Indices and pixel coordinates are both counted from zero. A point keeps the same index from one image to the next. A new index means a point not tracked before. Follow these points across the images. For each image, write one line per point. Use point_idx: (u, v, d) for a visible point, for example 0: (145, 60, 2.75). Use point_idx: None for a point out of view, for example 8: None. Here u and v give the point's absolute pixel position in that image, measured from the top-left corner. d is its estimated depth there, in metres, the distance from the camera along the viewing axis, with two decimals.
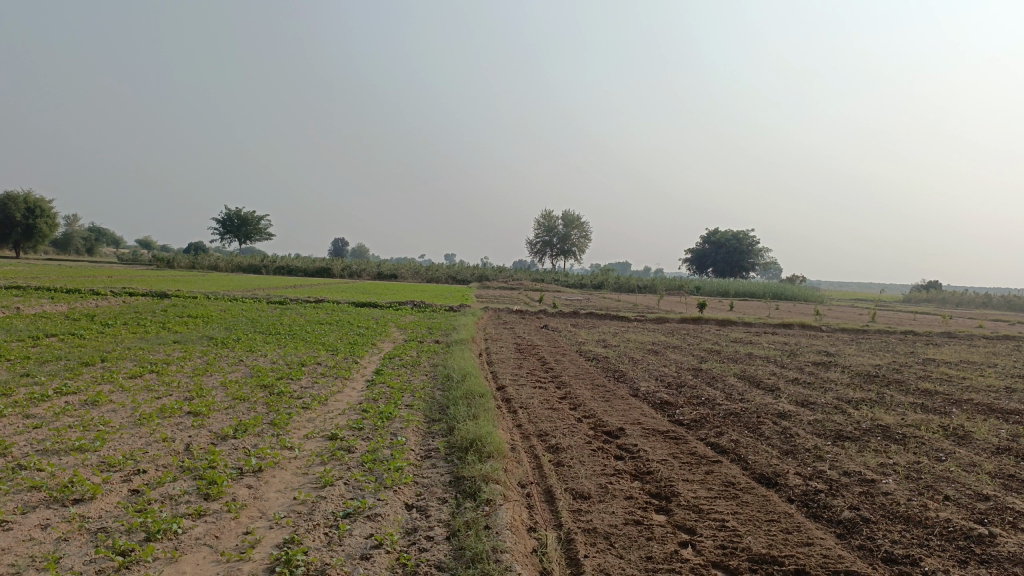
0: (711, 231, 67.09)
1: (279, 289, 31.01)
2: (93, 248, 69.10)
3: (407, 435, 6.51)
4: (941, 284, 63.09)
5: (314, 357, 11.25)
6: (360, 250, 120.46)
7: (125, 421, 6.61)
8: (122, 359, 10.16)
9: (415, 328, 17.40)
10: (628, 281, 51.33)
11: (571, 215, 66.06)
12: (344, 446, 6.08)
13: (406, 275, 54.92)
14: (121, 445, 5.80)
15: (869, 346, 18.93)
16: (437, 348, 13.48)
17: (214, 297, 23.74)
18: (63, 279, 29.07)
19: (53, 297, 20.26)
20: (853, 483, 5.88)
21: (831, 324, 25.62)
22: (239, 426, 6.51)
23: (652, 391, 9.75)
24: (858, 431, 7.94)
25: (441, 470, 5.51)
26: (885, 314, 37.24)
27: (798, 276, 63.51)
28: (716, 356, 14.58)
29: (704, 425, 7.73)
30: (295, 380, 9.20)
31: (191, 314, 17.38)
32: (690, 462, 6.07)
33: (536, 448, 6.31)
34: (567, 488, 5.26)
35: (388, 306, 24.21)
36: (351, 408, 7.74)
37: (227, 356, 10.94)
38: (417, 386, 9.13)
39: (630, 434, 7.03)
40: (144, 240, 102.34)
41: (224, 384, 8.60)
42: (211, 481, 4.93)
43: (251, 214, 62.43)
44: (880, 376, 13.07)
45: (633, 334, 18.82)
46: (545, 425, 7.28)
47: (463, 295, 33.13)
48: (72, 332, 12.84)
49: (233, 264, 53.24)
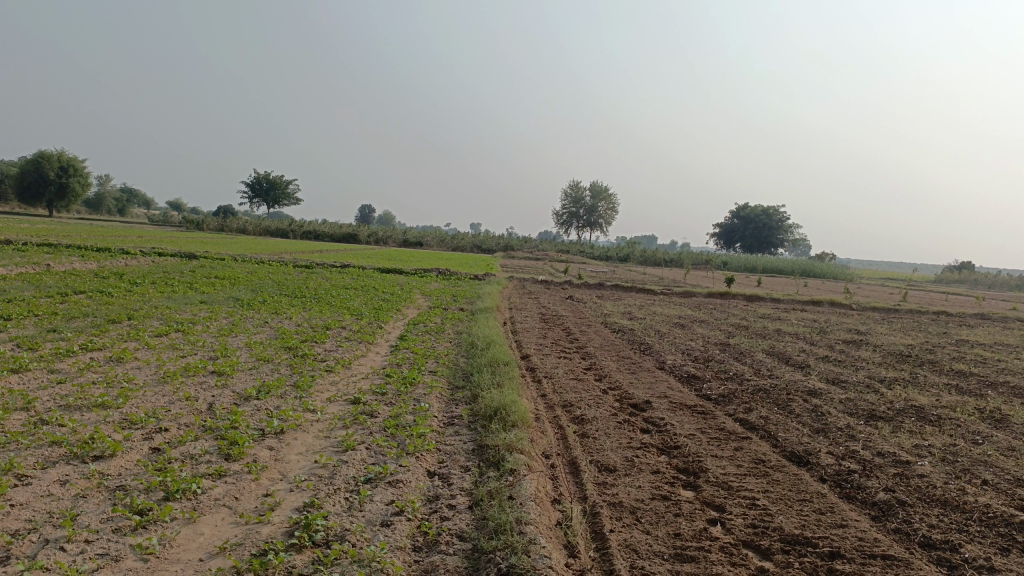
0: (740, 205, 66.11)
1: (305, 253, 31.11)
2: (125, 208, 69.98)
3: (430, 401, 6.42)
4: (974, 265, 61.82)
5: (339, 320, 11.21)
6: (387, 217, 120.85)
7: (149, 378, 6.60)
8: (148, 318, 10.18)
9: (440, 295, 17.31)
10: (655, 254, 50.90)
11: (599, 188, 65.15)
12: (367, 411, 6.00)
13: (432, 243, 54.95)
14: (144, 402, 5.77)
15: (901, 325, 18.57)
16: (462, 315, 13.38)
17: (240, 260, 23.84)
18: (93, 238, 29.39)
19: (83, 255, 20.46)
20: (888, 464, 5.70)
21: (862, 303, 25.15)
22: (262, 387, 6.47)
23: (679, 365, 9.59)
24: (891, 411, 7.74)
25: (463, 438, 5.41)
26: (917, 294, 36.53)
27: (827, 253, 62.56)
28: (744, 332, 14.34)
29: (732, 400, 7.56)
30: (319, 343, 9.15)
31: (218, 275, 17.45)
32: (718, 438, 5.91)
33: (560, 419, 6.19)
34: (593, 460, 5.13)
35: (413, 272, 24.16)
36: (374, 373, 7.69)
37: (252, 318, 10.93)
38: (440, 353, 9.05)
39: (656, 407, 6.90)
40: (174, 202, 103.23)
41: (248, 345, 8.57)
42: (232, 441, 4.87)
43: (278, 178, 62.60)
44: (913, 355, 12.79)
45: (659, 307, 18.62)
46: (570, 395, 7.16)
47: (487, 264, 33.03)
48: (99, 289, 12.93)
49: (261, 228, 53.54)
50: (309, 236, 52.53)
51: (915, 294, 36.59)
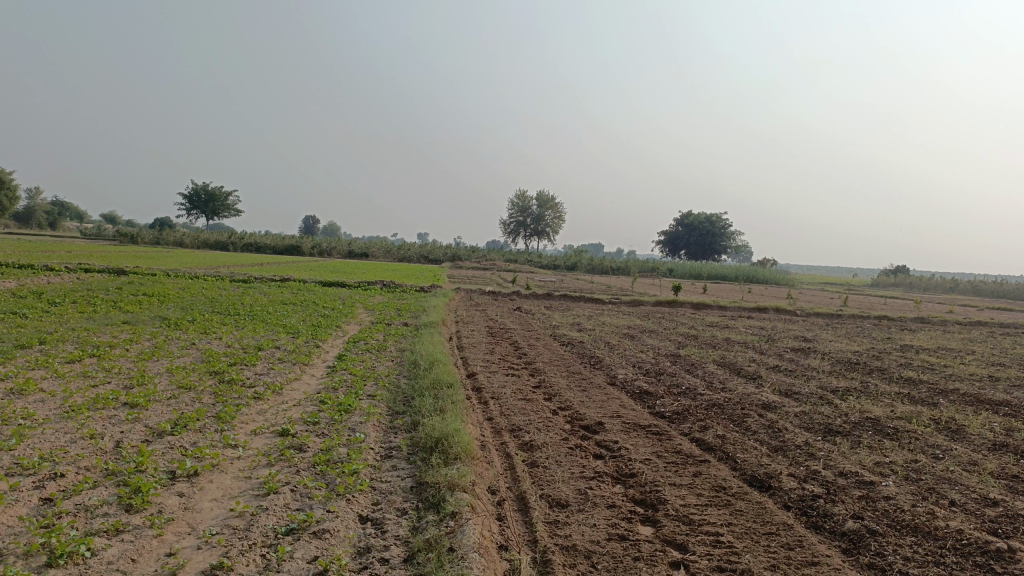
0: (684, 213, 66.87)
1: (244, 267, 30.06)
2: (56, 222, 67.33)
3: (366, 431, 5.91)
4: (908, 269, 63.66)
5: (273, 340, 10.57)
6: (331, 228, 119.15)
7: (51, 414, 5.91)
8: (62, 342, 9.39)
9: (383, 309, 16.73)
10: (601, 262, 51.07)
11: (548, 197, 65.03)
12: (296, 444, 5.46)
13: (377, 254, 54.06)
14: (40, 443, 5.11)
15: (845, 331, 18.73)
16: (406, 331, 12.84)
17: (173, 275, 22.77)
18: (17, 253, 27.90)
19: (1, 273, 19.23)
20: (851, 486, 5.43)
21: (805, 308, 25.42)
22: (178, 420, 5.87)
23: (630, 380, 9.24)
24: (848, 425, 7.50)
25: (401, 474, 4.93)
26: (857, 299, 37.25)
27: (769, 259, 63.68)
28: (693, 342, 14.12)
29: (687, 419, 7.23)
30: (249, 366, 8.53)
31: (146, 292, 16.51)
32: (675, 463, 5.54)
33: (507, 446, 5.75)
34: (543, 494, 4.70)
35: (356, 286, 23.49)
36: (307, 399, 7.12)
37: (178, 339, 10.21)
38: (381, 374, 8.51)
39: (609, 429, 6.50)
40: (107, 215, 99.87)
41: (169, 371, 7.90)
42: (135, 490, 4.30)
43: (218, 189, 60.85)
44: (862, 362, 12.75)
45: (608, 317, 18.40)
46: (518, 418, 6.73)
47: (434, 275, 32.53)
48: (13, 311, 11.99)
49: (199, 241, 51.85)
50: (251, 249, 51.17)
51: (855, 299, 37.31)
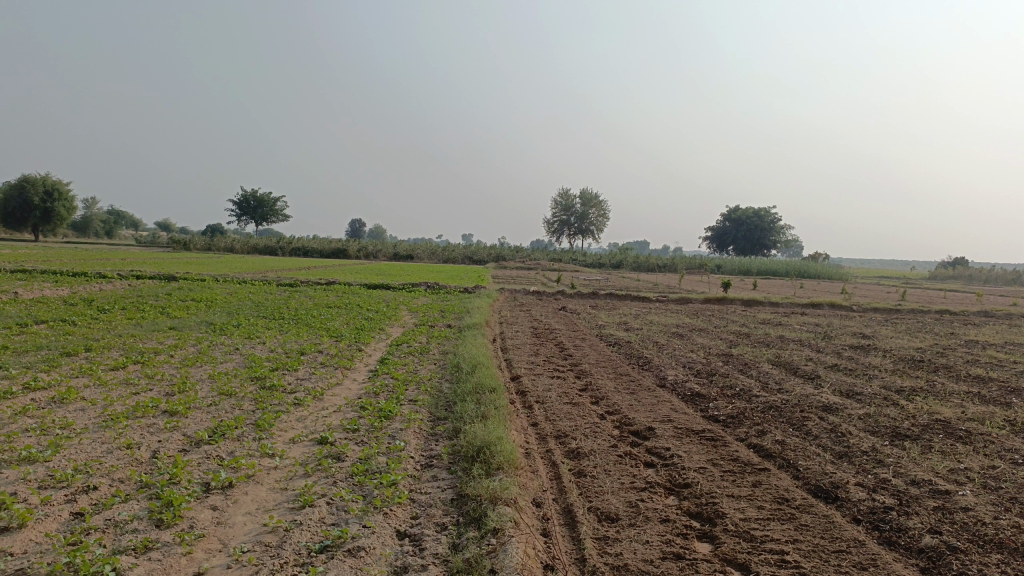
0: (732, 208, 65.70)
1: (292, 271, 30.33)
2: (112, 231, 69.29)
3: (406, 438, 5.70)
4: (967, 261, 61.50)
5: (315, 344, 10.47)
6: (377, 231, 120.32)
7: (89, 423, 5.84)
8: (108, 349, 9.41)
9: (427, 311, 16.58)
10: (647, 260, 50.37)
11: (592, 195, 64.44)
12: (333, 453, 5.28)
13: (422, 256, 54.20)
14: (76, 454, 5.02)
15: (905, 327, 17.99)
16: (449, 333, 12.65)
17: (222, 280, 23.03)
18: (73, 262, 28.57)
19: (56, 281, 19.61)
20: (924, 496, 5.04)
21: (861, 304, 24.57)
22: (216, 428, 5.74)
23: (681, 381, 8.88)
24: (916, 428, 7.05)
25: (442, 485, 4.71)
26: (914, 293, 35.98)
27: (820, 253, 62.05)
28: (746, 340, 13.62)
29: (743, 422, 6.86)
30: (290, 372, 8.40)
31: (194, 298, 16.67)
32: (732, 472, 5.20)
33: (554, 454, 5.49)
34: (592, 507, 4.43)
35: (401, 287, 23.45)
36: (347, 405, 6.95)
37: (221, 345, 10.18)
38: (423, 378, 8.31)
39: (660, 435, 6.18)
40: (162, 223, 102.49)
41: (210, 377, 7.83)
42: (167, 503, 4.15)
43: (266, 195, 61.80)
44: (925, 360, 12.13)
45: (656, 316, 17.97)
46: (564, 424, 6.45)
47: (478, 276, 32.34)
48: (63, 318, 12.12)
49: (248, 246, 52.68)
50: (298, 253, 51.84)
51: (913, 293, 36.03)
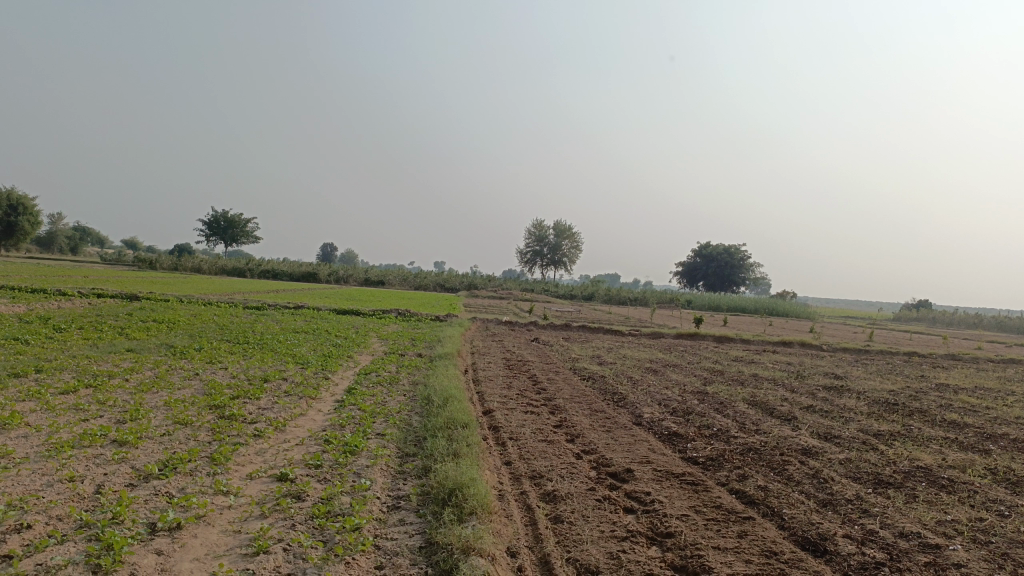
0: (703, 244, 66.28)
1: (259, 293, 29.78)
2: (77, 247, 67.90)
3: (373, 477, 5.37)
4: (931, 303, 62.55)
5: (280, 371, 10.08)
6: (349, 256, 119.50)
7: (30, 452, 5.42)
8: (59, 370, 8.93)
9: (397, 339, 16.19)
10: (619, 293, 50.44)
11: (565, 227, 64.78)
12: (293, 492, 4.94)
13: (393, 282, 53.68)
14: (11, 487, 4.62)
15: (875, 368, 17.98)
16: (420, 362, 12.31)
17: (186, 301, 22.42)
18: (34, 277, 27.74)
19: (12, 297, 18.93)
20: (914, 550, 4.82)
21: (832, 343, 24.62)
22: (168, 461, 5.37)
23: (657, 420, 8.64)
24: (898, 476, 6.86)
25: (409, 530, 4.40)
26: (883, 334, 36.26)
27: (789, 292, 62.70)
28: (720, 378, 13.41)
29: (723, 466, 6.62)
30: (252, 400, 8.01)
31: (156, 318, 16.13)
32: (716, 520, 4.95)
33: (529, 497, 5.20)
34: (570, 558, 4.14)
35: (371, 313, 23.04)
36: (311, 438, 6.59)
37: (181, 369, 9.73)
38: (391, 410, 7.97)
39: (639, 477, 5.91)
40: (129, 242, 100.80)
41: (166, 405, 7.41)
42: (107, 546, 3.78)
43: (237, 216, 61.04)
44: (900, 403, 12.03)
45: (629, 350, 17.78)
46: (540, 463, 6.16)
47: (449, 304, 31.86)
48: (15, 337, 11.56)
49: (217, 267, 51.87)
50: (267, 276, 51.14)
51: (881, 334, 36.29)
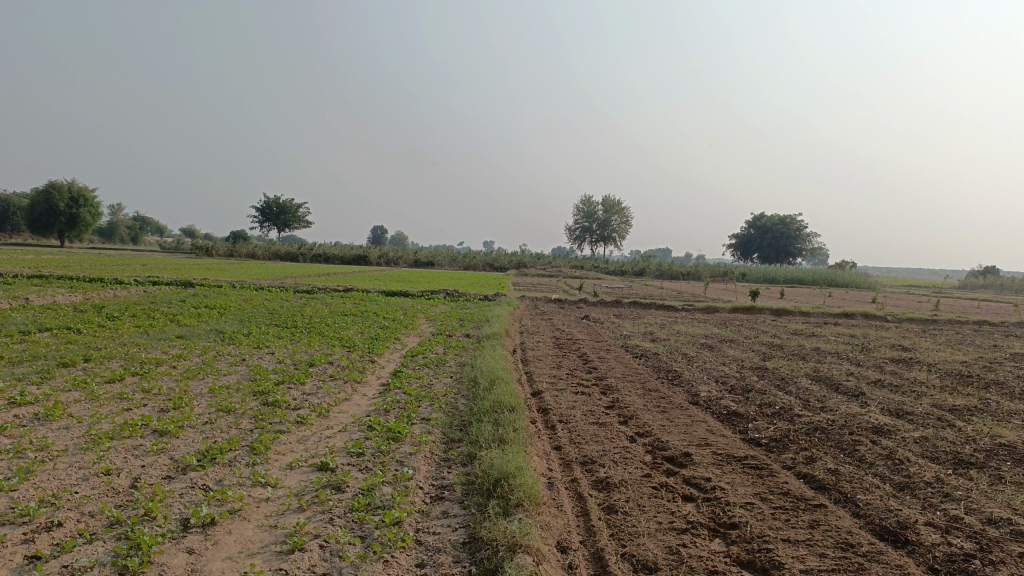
0: (757, 216, 64.75)
1: (311, 277, 29.99)
2: (137, 236, 69.81)
3: (415, 465, 5.12)
4: (998, 270, 60.08)
5: (326, 355, 9.95)
6: (398, 238, 120.40)
7: (70, 444, 5.32)
8: (108, 359, 8.92)
9: (445, 320, 15.99)
10: (671, 267, 49.61)
11: (614, 202, 63.93)
12: (333, 483, 4.72)
13: (443, 262, 53.71)
14: (47, 481, 4.50)
15: (944, 338, 17.15)
16: (467, 343, 12.08)
17: (238, 287, 22.65)
18: (95, 267, 28.44)
19: (71, 287, 19.32)
20: (1006, 539, 4.36)
21: (896, 314, 23.65)
22: (207, 452, 5.21)
23: (715, 398, 8.22)
24: (980, 454, 6.35)
25: (452, 524, 4.14)
26: (948, 303, 34.84)
27: (847, 261, 60.90)
28: (779, 353, 12.85)
29: (788, 448, 6.20)
30: (296, 386, 7.87)
31: (206, 304, 16.24)
32: (783, 509, 4.57)
33: (580, 485, 4.89)
34: (626, 553, 3.83)
35: (420, 295, 22.95)
36: (353, 424, 6.38)
37: (228, 355, 9.65)
38: (437, 393, 7.74)
39: (699, 462, 5.55)
40: (188, 230, 103.38)
41: (210, 392, 7.30)
42: (136, 545, 3.61)
43: (288, 201, 61.85)
44: (974, 375, 11.34)
45: (682, 325, 17.29)
46: (592, 448, 5.83)
47: (498, 284, 31.60)
48: (69, 326, 11.69)
49: (271, 252, 52.67)
50: (319, 260, 51.74)
51: (947, 303, 34.85)
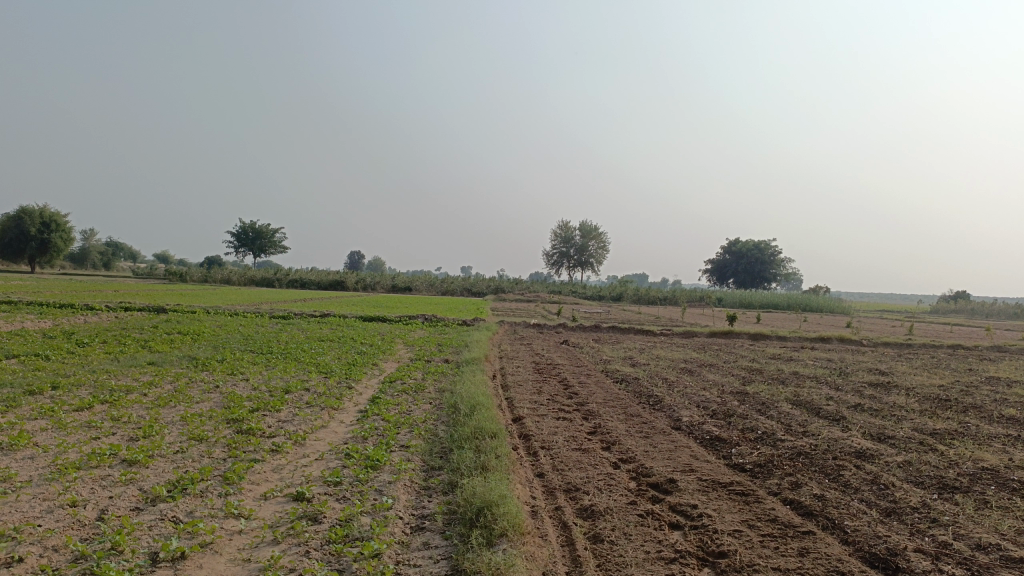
0: (732, 241, 65.37)
1: (287, 302, 29.65)
2: (110, 262, 68.85)
3: (395, 494, 4.97)
4: (968, 295, 61.01)
5: (303, 381, 9.74)
6: (376, 263, 119.96)
7: (34, 475, 5.10)
8: (77, 387, 8.66)
9: (423, 345, 15.82)
10: (648, 292, 49.80)
11: (591, 228, 64.26)
12: (309, 513, 4.56)
13: (420, 287, 53.48)
14: (8, 514, 4.30)
15: (920, 362, 17.25)
16: (446, 369, 11.92)
17: (213, 312, 22.30)
18: (66, 293, 27.93)
19: (40, 312, 18.90)
20: (997, 565, 4.30)
21: (871, 338, 23.83)
22: (178, 482, 5.02)
23: (697, 423, 8.14)
24: (964, 479, 6.32)
25: (433, 555, 4.00)
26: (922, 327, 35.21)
27: (821, 286, 61.53)
28: (759, 377, 12.83)
29: (773, 473, 6.13)
30: (272, 413, 7.68)
31: (180, 330, 15.94)
32: (772, 537, 4.48)
33: (564, 514, 4.77)
34: None
35: (398, 320, 22.73)
36: (331, 452, 6.21)
37: (201, 382, 9.42)
38: (416, 420, 7.58)
39: (684, 488, 5.46)
40: (162, 255, 102.25)
41: (182, 419, 7.09)
42: None
43: (265, 227, 61.42)
44: (953, 399, 11.37)
45: (662, 350, 17.25)
46: (575, 475, 5.72)
47: (476, 309, 31.47)
48: (36, 353, 11.38)
49: (246, 278, 52.15)
50: (296, 285, 51.30)
51: (920, 328, 35.23)
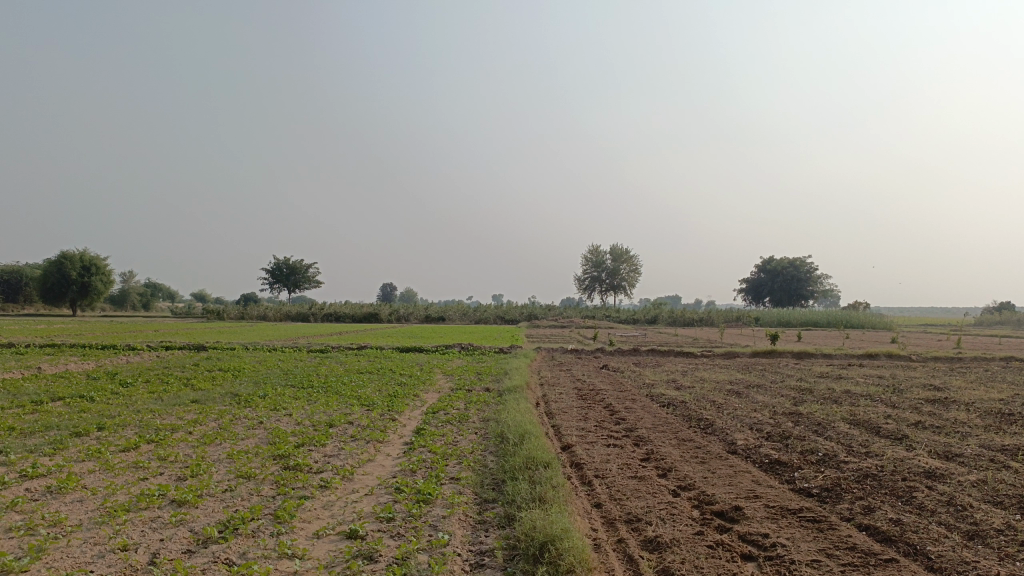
0: (766, 260, 64.65)
1: (323, 336, 29.76)
2: (150, 303, 70.03)
3: (451, 530, 4.79)
4: (1014, 305, 59.46)
5: (346, 415, 9.63)
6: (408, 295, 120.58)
7: (85, 518, 5.02)
8: (123, 427, 8.63)
9: (462, 375, 15.65)
10: (683, 314, 49.27)
11: (621, 252, 64.00)
12: (365, 552, 4.40)
13: (454, 317, 53.47)
14: (61, 560, 4.21)
15: (974, 376, 16.70)
16: (488, 397, 11.74)
17: (251, 349, 22.39)
18: (108, 334, 28.34)
19: (83, 355, 19.10)
20: None
21: (919, 352, 23.21)
22: (228, 522, 4.90)
23: (753, 446, 7.86)
24: None
25: None
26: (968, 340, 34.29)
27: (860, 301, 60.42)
28: (810, 396, 12.46)
29: (842, 497, 5.84)
30: (317, 448, 7.56)
31: (220, 368, 15.97)
32: (854, 566, 4.21)
33: (629, 547, 4.55)
34: None
35: (435, 350, 22.61)
36: (380, 487, 6.07)
37: (244, 419, 9.35)
38: (464, 451, 7.40)
39: (751, 516, 5.20)
40: (199, 295, 103.89)
41: (228, 457, 7.00)
42: None
43: (298, 263, 62.09)
44: (1016, 413, 10.91)
45: (705, 372, 16.90)
46: (635, 504, 5.49)
47: (512, 336, 31.36)
48: (81, 394, 11.43)
49: (282, 313, 52.60)
50: (330, 319, 51.63)
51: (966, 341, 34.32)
